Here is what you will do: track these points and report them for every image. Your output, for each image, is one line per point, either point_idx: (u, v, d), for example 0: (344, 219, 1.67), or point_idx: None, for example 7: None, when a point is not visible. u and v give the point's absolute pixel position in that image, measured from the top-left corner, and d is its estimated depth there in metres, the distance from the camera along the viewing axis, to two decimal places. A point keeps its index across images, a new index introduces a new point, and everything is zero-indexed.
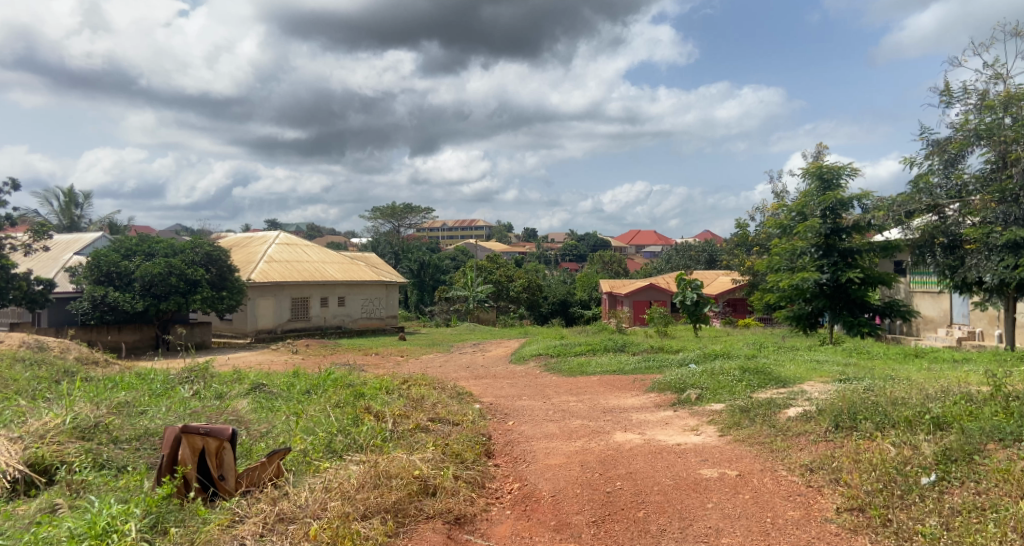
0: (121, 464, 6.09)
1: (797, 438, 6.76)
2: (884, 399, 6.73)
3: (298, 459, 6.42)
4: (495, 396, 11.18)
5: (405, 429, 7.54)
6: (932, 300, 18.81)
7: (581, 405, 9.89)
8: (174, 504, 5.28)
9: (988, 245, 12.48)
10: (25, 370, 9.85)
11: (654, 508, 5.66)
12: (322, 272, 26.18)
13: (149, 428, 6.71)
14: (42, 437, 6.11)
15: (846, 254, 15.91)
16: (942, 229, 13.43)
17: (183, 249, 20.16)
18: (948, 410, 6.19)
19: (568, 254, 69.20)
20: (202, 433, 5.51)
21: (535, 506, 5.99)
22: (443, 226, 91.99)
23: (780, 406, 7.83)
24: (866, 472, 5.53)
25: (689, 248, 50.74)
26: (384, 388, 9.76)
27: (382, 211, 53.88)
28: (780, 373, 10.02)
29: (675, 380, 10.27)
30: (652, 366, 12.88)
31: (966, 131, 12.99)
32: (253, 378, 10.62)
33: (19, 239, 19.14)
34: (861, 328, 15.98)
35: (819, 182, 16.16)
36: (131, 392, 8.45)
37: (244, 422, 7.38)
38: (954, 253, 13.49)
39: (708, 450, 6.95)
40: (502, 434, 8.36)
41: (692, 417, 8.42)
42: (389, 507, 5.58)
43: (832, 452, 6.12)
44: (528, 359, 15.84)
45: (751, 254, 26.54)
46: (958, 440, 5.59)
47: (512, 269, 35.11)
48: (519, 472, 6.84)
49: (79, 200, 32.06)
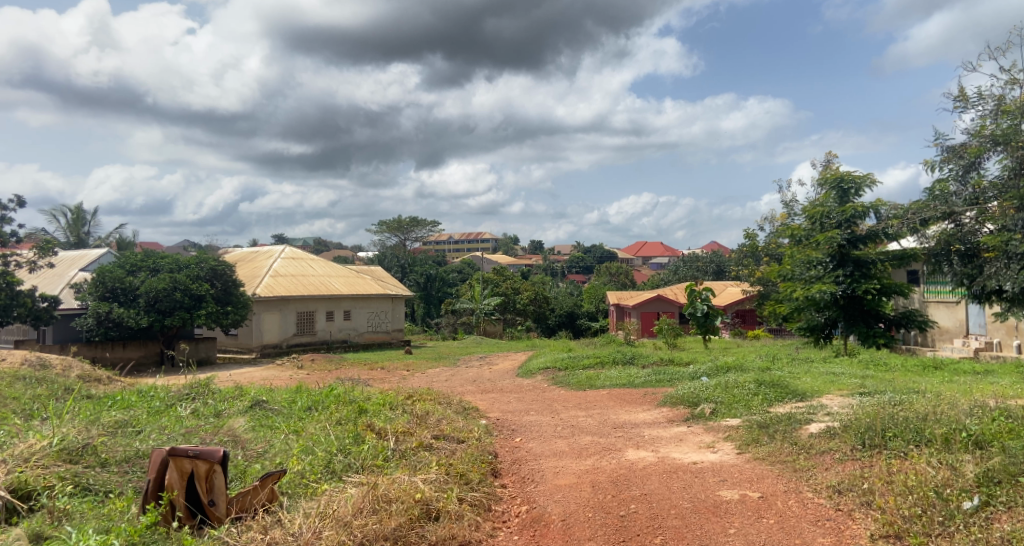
0: (107, 488, 5.79)
1: (822, 456, 6.40)
2: (913, 415, 6.37)
3: (295, 481, 6.09)
4: (503, 411, 10.85)
5: (408, 448, 7.20)
6: (948, 309, 18.45)
7: (591, 420, 9.53)
8: (159, 533, 4.93)
9: (1007, 254, 10.79)
10: (25, 388, 9.58)
11: (671, 534, 5.30)
12: (328, 286, 25.92)
13: (140, 449, 6.42)
14: (26, 461, 5.77)
15: (861, 264, 15.43)
16: (958, 237, 11.57)
17: (188, 264, 19.87)
18: (987, 427, 5.84)
19: (575, 265, 68.98)
20: (190, 456, 5.17)
21: (544, 531, 5.65)
22: (450, 240, 91.83)
23: (802, 421, 7.48)
24: (901, 495, 5.17)
25: (697, 259, 51.12)
26: (387, 403, 9.43)
27: (388, 224, 53.66)
28: (797, 386, 9.63)
29: (688, 394, 9.88)
30: (663, 379, 12.48)
31: (982, 137, 11.35)
32: (255, 394, 10.25)
33: (25, 256, 18.88)
34: (877, 339, 15.51)
35: (837, 191, 15.79)
36: (128, 410, 8.14)
37: (240, 442, 7.04)
38: (972, 262, 11.63)
39: (726, 469, 6.58)
40: (510, 452, 8.05)
41: (707, 433, 8.05)
42: (388, 534, 5.24)
43: (862, 473, 5.77)
44: (536, 373, 15.46)
45: (762, 264, 26.12)
46: (1001, 461, 5.22)
47: (519, 281, 34.67)
48: (528, 494, 6.50)
49: (87, 217, 32.02)
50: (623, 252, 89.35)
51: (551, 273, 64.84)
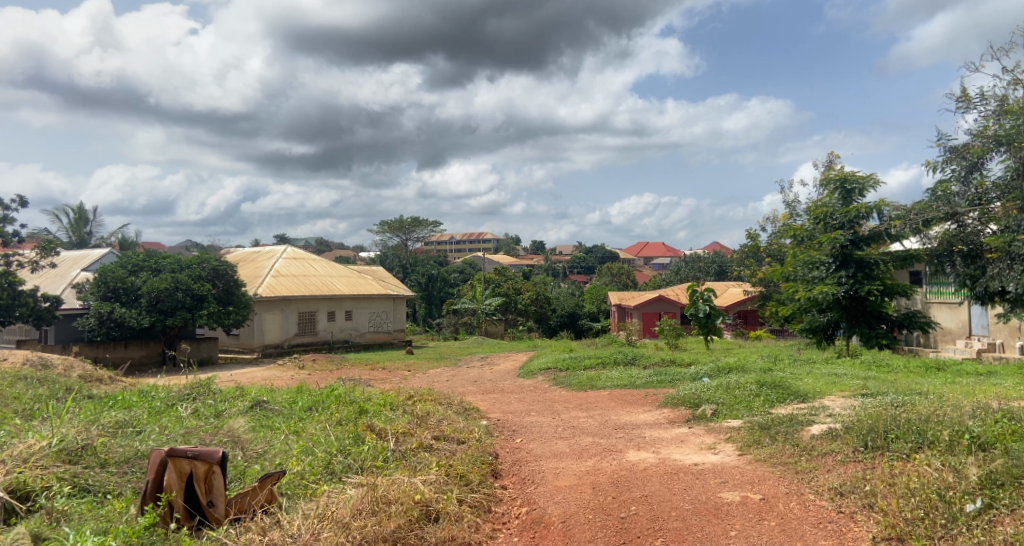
0: (106, 489, 5.78)
1: (824, 458, 6.37)
2: (916, 416, 6.33)
3: (294, 482, 6.08)
4: (504, 412, 10.83)
5: (408, 448, 7.18)
6: (950, 310, 18.43)
7: (592, 421, 9.50)
8: (157, 534, 4.93)
9: (1010, 254, 10.68)
10: (26, 388, 9.58)
11: (671, 536, 5.27)
12: (329, 286, 25.93)
13: (139, 450, 6.40)
14: (26, 461, 5.76)
15: (864, 265, 15.37)
16: (960, 237, 11.48)
17: (190, 264, 19.86)
18: (989, 428, 5.81)
19: (577, 265, 68.88)
20: (190, 457, 5.15)
21: (544, 533, 5.62)
22: (452, 240, 91.82)
23: (803, 422, 7.45)
24: (903, 498, 5.14)
25: (699, 260, 51.06)
26: (388, 404, 9.42)
27: (390, 224, 53.65)
28: (799, 387, 9.59)
29: (689, 395, 9.85)
30: (664, 380, 12.46)
31: (986, 138, 11.29)
32: (255, 394, 10.24)
33: (27, 256, 18.89)
34: (880, 340, 15.60)
35: (841, 191, 15.74)
36: (129, 410, 8.12)
37: (240, 443, 7.02)
38: (975, 262, 11.51)
39: (727, 471, 6.55)
40: (510, 453, 8.02)
41: (708, 434, 8.02)
42: (387, 535, 5.22)
43: (864, 475, 5.74)
44: (537, 373, 15.43)
45: (763, 264, 26.07)
46: (1004, 463, 5.19)
47: (520, 281, 34.65)
48: (528, 495, 6.47)
49: (89, 217, 32.05)
50: (625, 253, 89.26)
51: (553, 273, 64.80)
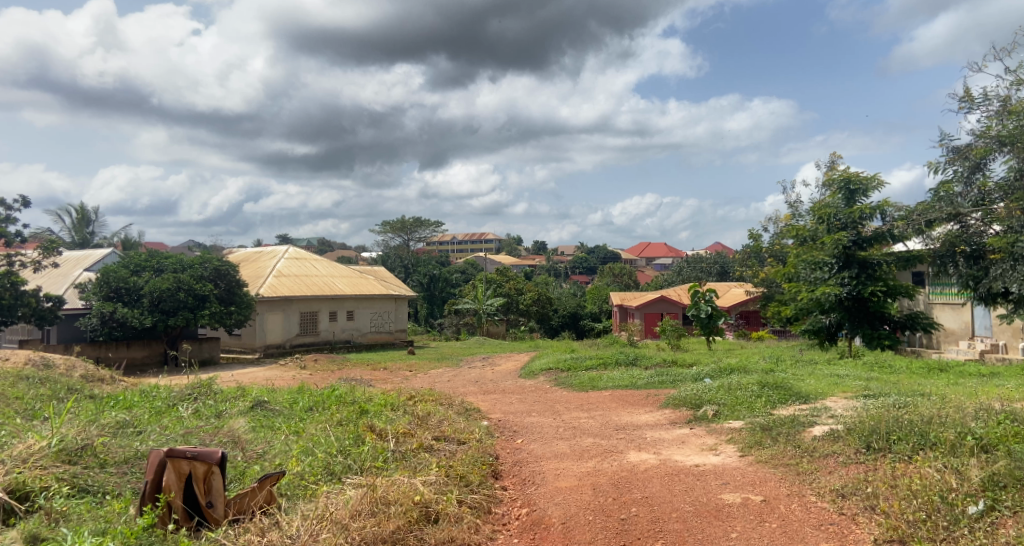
0: (105, 490, 5.77)
1: (825, 459, 6.35)
2: (918, 418, 6.30)
3: (294, 483, 6.06)
4: (504, 412, 10.79)
5: (408, 449, 7.16)
6: (953, 311, 18.39)
7: (593, 422, 9.48)
8: (156, 535, 4.93)
9: (1014, 255, 10.46)
10: (28, 388, 9.57)
11: (672, 537, 5.25)
12: (331, 286, 25.92)
13: (139, 450, 6.39)
14: (25, 461, 5.75)
15: (867, 266, 15.31)
16: (963, 238, 11.36)
17: (192, 264, 19.87)
18: (992, 430, 5.79)
19: (580, 265, 68.78)
20: (188, 457, 5.14)
21: (544, 534, 5.60)
22: (454, 240, 91.77)
23: (805, 424, 7.42)
24: (905, 499, 5.12)
25: (701, 260, 50.96)
26: (389, 404, 9.40)
27: (392, 224, 53.63)
28: (801, 388, 9.56)
29: (691, 395, 9.82)
30: (666, 381, 12.43)
31: (988, 137, 11.32)
32: (256, 394, 10.22)
33: (29, 256, 18.90)
34: (882, 341, 15.59)
35: (844, 191, 15.71)
36: (129, 410, 8.11)
37: (240, 443, 7.00)
38: (978, 263, 11.30)
39: (729, 472, 6.52)
40: (511, 454, 8.00)
41: (709, 435, 8.00)
42: (387, 536, 5.20)
43: (866, 476, 5.72)
44: (538, 374, 15.40)
45: (766, 265, 26.00)
46: (1006, 464, 5.17)
47: (522, 281, 34.63)
48: (528, 496, 6.45)
49: (91, 216, 32.09)
50: (627, 253, 89.17)
51: (555, 273, 64.75)
